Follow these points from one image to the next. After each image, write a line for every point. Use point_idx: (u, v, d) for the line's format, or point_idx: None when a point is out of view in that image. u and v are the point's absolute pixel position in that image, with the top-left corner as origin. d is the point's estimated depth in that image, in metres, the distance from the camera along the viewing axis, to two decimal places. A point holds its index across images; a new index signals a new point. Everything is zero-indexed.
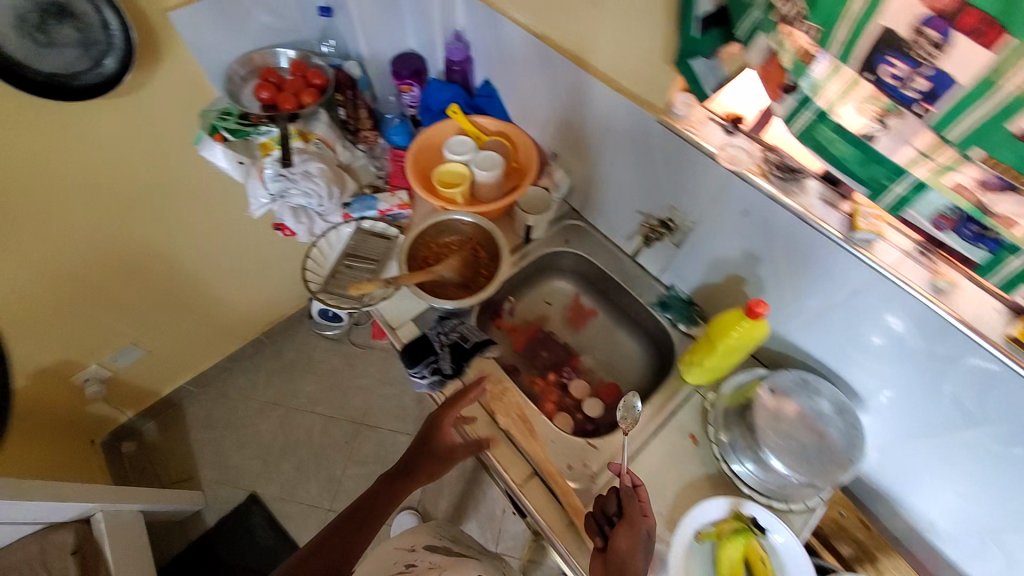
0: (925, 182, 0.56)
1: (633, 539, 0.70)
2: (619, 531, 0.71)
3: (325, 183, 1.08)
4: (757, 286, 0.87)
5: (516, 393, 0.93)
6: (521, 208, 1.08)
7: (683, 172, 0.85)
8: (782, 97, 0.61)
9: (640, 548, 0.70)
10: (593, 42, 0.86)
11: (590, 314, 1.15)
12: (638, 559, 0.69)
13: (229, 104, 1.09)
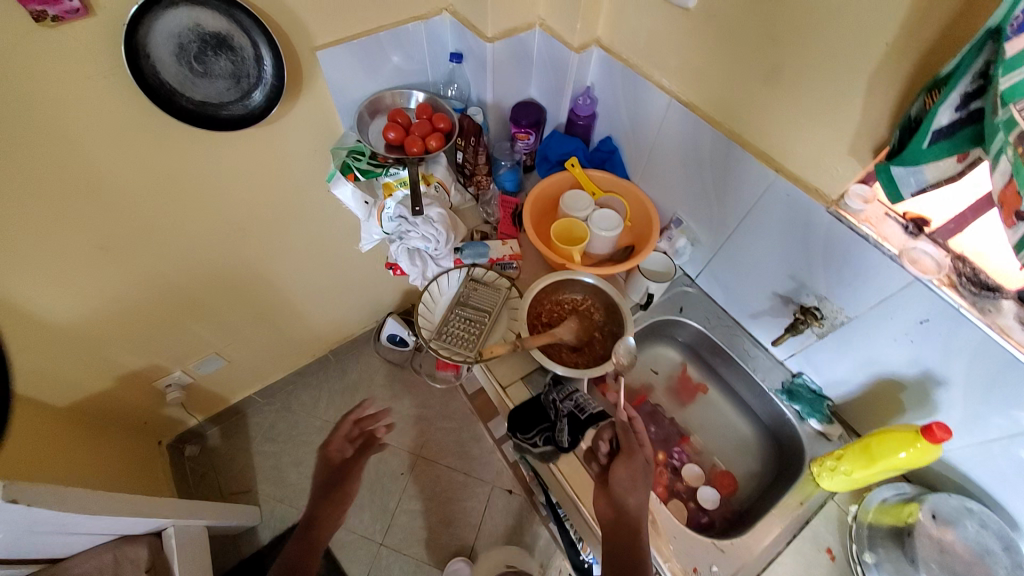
0: None
1: (632, 469, 0.79)
2: (620, 462, 0.80)
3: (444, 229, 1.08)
4: (918, 395, 0.80)
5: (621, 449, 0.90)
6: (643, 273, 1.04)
7: (847, 266, 0.79)
8: (1014, 223, 0.47)
9: (640, 478, 0.79)
10: (757, 120, 0.82)
11: (700, 390, 1.09)
12: (637, 486, 0.78)
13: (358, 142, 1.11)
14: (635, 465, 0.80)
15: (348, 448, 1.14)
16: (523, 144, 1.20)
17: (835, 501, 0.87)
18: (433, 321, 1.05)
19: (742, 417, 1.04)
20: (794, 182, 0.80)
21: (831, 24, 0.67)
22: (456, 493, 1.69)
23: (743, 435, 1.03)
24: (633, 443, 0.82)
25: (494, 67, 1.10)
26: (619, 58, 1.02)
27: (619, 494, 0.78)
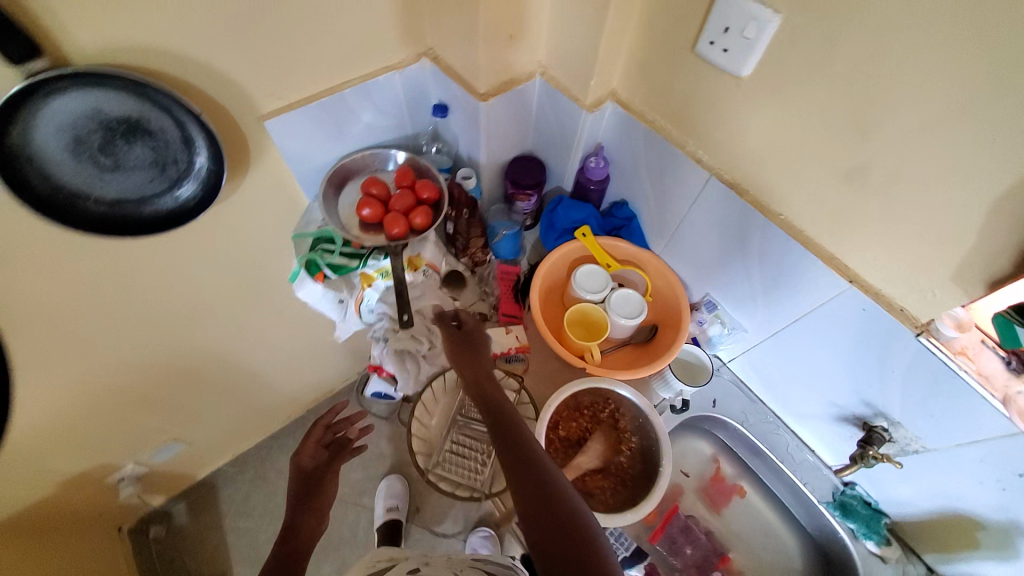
0: None
1: (459, 341, 0.86)
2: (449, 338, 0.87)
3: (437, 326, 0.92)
4: (999, 539, 0.69)
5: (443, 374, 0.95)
6: (675, 374, 0.91)
7: (930, 396, 0.66)
8: None
9: (465, 349, 0.85)
10: (829, 221, 0.66)
11: (735, 491, 0.96)
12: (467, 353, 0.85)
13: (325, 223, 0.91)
14: (462, 349, 0.85)
15: (321, 454, 0.96)
16: (523, 205, 1.03)
17: None
18: (431, 438, 0.91)
19: (784, 523, 0.93)
20: (871, 297, 0.66)
21: (950, 132, 0.51)
22: None
23: (787, 548, 0.91)
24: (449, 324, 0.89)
25: (488, 124, 0.91)
26: (643, 119, 0.84)
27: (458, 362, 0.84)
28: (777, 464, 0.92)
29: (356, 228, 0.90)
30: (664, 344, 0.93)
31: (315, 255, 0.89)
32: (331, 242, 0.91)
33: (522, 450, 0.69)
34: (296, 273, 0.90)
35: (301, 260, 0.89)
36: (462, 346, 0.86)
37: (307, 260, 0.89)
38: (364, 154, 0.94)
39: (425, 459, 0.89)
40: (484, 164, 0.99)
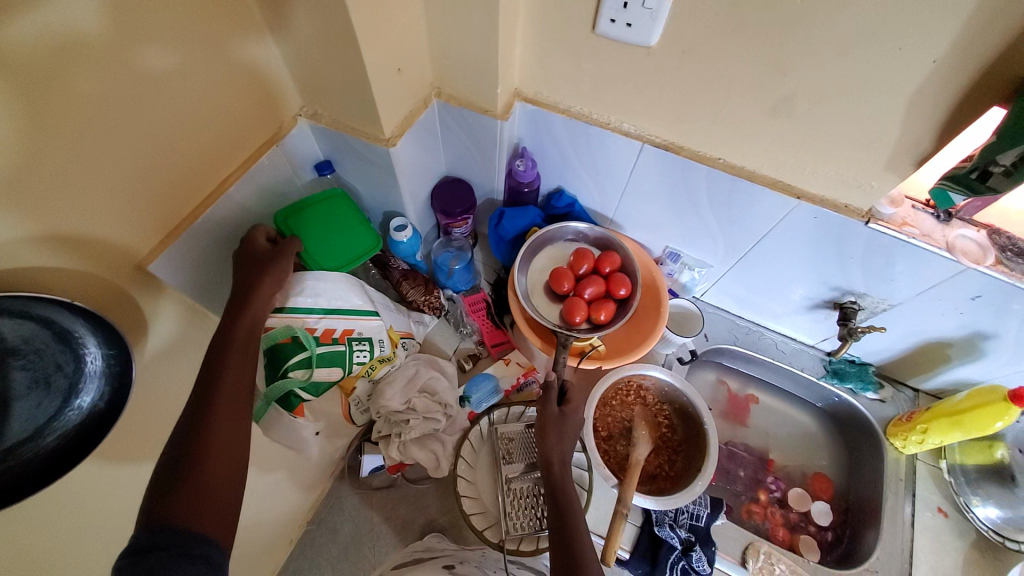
0: None
1: (560, 435, 0.75)
2: (548, 431, 0.75)
3: (445, 398, 0.89)
4: (964, 348, 0.83)
5: (388, 400, 0.85)
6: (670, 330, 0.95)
7: (888, 265, 0.75)
8: None
9: (568, 435, 0.76)
10: (769, 151, 0.71)
11: (750, 401, 1.06)
12: (563, 445, 0.74)
13: (287, 333, 0.76)
14: (550, 426, 0.76)
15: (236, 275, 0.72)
16: (462, 230, 0.96)
17: (922, 460, 0.92)
18: (488, 506, 0.86)
19: (794, 406, 1.05)
20: (820, 204, 0.72)
21: (857, 50, 0.56)
22: None
23: (807, 425, 1.04)
24: (547, 407, 0.77)
25: (404, 168, 0.83)
26: (557, 110, 0.80)
27: (549, 443, 0.74)
28: (775, 365, 1.01)
29: (321, 326, 0.80)
30: (648, 300, 0.94)
31: (289, 384, 0.76)
32: (298, 351, 0.77)
33: (562, 518, 0.68)
34: (266, 408, 0.77)
35: (272, 392, 0.75)
36: (553, 426, 0.76)
37: (279, 390, 0.76)
38: (549, 231, 0.93)
39: (498, 532, 0.84)
40: (408, 206, 0.91)
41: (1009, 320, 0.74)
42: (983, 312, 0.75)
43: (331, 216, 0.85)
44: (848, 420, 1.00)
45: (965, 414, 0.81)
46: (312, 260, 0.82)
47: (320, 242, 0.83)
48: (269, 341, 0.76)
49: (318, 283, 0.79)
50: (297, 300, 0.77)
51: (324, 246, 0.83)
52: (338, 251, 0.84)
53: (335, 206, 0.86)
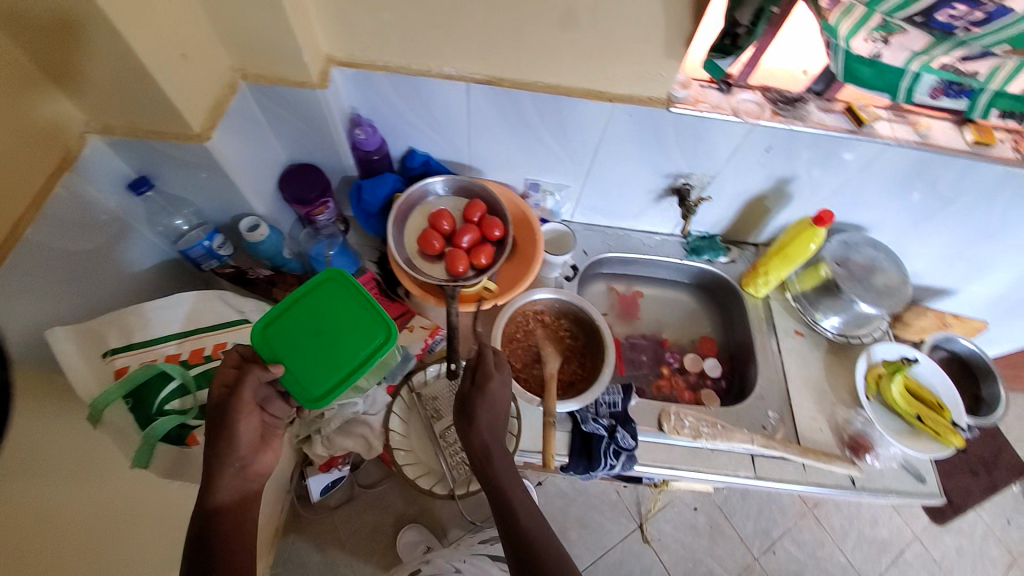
0: (921, 70, 0.70)
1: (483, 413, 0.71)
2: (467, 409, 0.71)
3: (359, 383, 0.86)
4: (777, 195, 0.99)
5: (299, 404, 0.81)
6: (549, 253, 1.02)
7: (699, 142, 0.88)
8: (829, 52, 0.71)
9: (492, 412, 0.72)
10: (575, 63, 0.77)
11: (637, 296, 1.19)
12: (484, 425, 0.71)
13: (148, 368, 0.70)
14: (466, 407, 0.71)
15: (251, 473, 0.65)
16: (326, 216, 0.93)
17: (776, 298, 1.09)
18: (432, 467, 0.88)
19: (672, 290, 1.20)
20: (629, 102, 0.81)
21: None
22: None
23: (686, 302, 1.19)
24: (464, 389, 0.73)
25: (232, 162, 0.78)
26: (375, 68, 0.79)
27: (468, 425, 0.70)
28: (646, 258, 1.13)
29: (184, 347, 0.75)
30: (524, 230, 0.99)
31: (167, 420, 0.68)
32: (166, 380, 0.71)
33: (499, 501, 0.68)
34: (148, 451, 0.68)
35: (151, 432, 0.67)
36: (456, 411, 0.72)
37: (158, 428, 0.68)
38: (407, 195, 0.92)
39: (445, 484, 0.87)
40: (254, 203, 0.86)
41: (800, 160, 0.90)
42: (776, 160, 0.90)
43: (320, 306, 0.74)
44: (713, 286, 1.16)
45: (787, 247, 0.97)
46: (301, 387, 0.69)
47: (304, 363, 0.70)
48: (127, 384, 0.68)
49: (167, 309, 0.75)
50: (146, 333, 0.73)
51: (313, 364, 0.71)
52: (332, 375, 0.71)
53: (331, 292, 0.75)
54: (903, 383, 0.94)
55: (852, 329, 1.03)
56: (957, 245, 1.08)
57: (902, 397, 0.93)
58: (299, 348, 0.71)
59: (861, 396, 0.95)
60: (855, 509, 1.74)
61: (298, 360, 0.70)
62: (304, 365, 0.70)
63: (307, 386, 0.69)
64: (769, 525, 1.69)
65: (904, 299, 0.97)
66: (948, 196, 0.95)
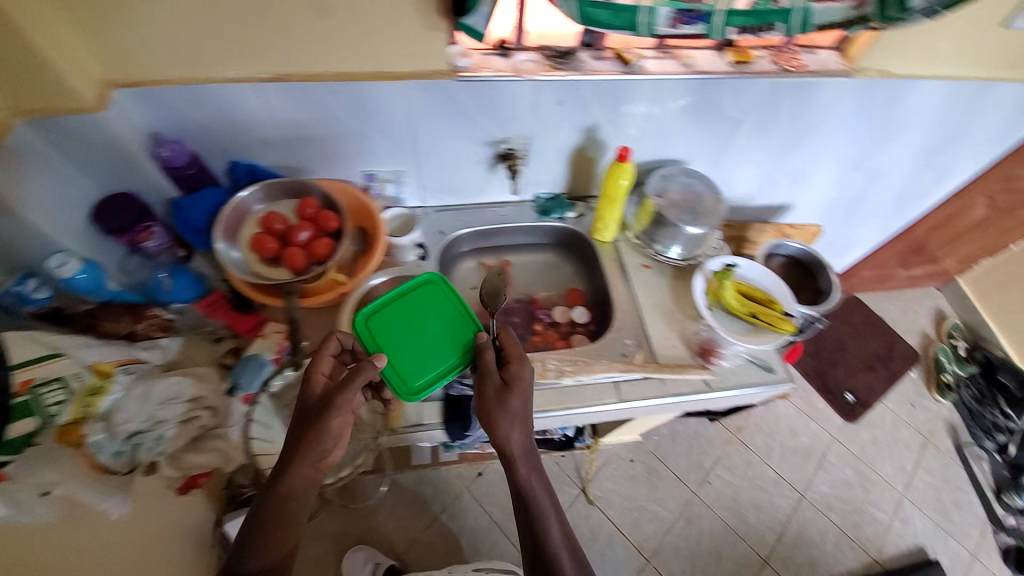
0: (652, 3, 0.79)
1: (511, 410, 0.80)
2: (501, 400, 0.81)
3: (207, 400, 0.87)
4: (594, 144, 1.08)
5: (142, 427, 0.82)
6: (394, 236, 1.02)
7: (498, 105, 0.95)
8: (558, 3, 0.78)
9: (516, 417, 0.81)
10: (350, 47, 0.83)
11: (506, 266, 1.24)
12: (518, 428, 0.81)
13: None
14: (496, 405, 0.80)
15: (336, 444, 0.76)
16: (154, 242, 0.92)
17: (624, 240, 1.17)
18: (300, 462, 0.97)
19: (537, 253, 1.26)
20: (416, 78, 0.88)
21: None
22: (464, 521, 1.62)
23: (552, 261, 1.26)
24: (491, 386, 0.82)
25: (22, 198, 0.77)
26: (161, 85, 0.83)
27: (496, 423, 0.80)
28: (502, 227, 1.19)
29: None
30: (363, 219, 1.03)
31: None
32: None
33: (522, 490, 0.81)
34: None
35: None
36: (493, 396, 0.81)
37: None
38: (235, 204, 0.93)
39: None
40: (65, 238, 0.84)
41: (594, 107, 0.98)
42: (574, 111, 0.98)
43: (421, 305, 0.92)
44: (571, 241, 1.23)
45: (608, 189, 1.04)
46: (401, 378, 0.85)
47: (410, 357, 0.87)
48: None
49: None
50: None
51: (412, 360, 0.86)
52: (433, 368, 0.86)
53: (429, 295, 0.93)
54: (735, 288, 1.03)
55: (689, 251, 1.13)
56: (767, 160, 1.22)
57: (736, 299, 1.02)
58: (398, 344, 0.87)
59: (703, 307, 1.03)
60: (774, 425, 1.89)
61: (406, 356, 0.87)
62: (412, 360, 0.86)
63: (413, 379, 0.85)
64: (701, 457, 1.80)
65: (720, 217, 1.09)
66: (736, 115, 1.07)
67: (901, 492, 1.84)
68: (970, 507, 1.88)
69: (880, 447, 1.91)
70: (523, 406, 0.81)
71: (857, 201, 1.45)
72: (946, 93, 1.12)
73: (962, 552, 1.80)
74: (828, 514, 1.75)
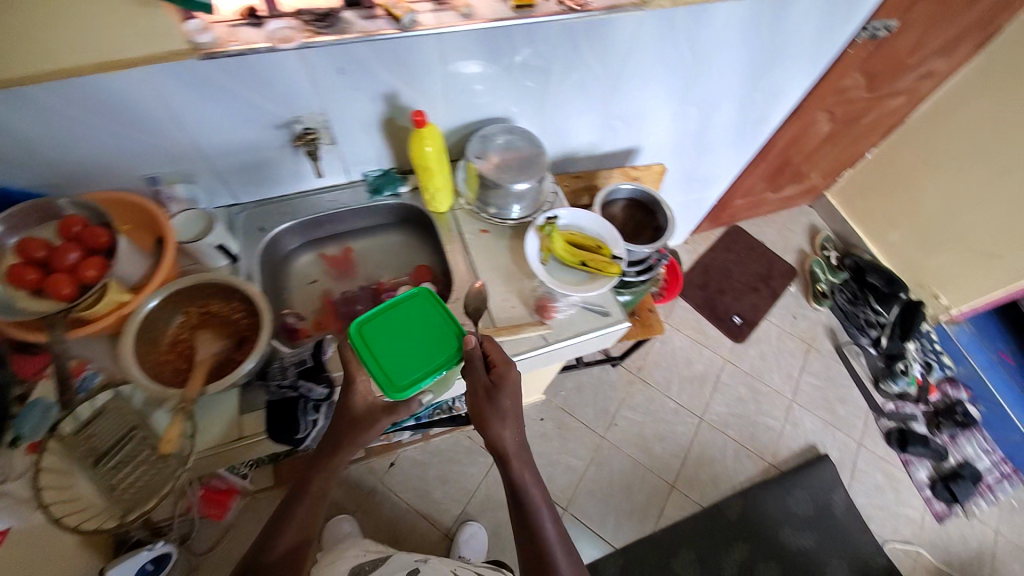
0: None
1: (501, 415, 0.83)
2: (493, 397, 0.83)
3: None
4: (402, 113, 1.01)
5: None
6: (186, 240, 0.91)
7: (269, 83, 0.86)
8: None
9: (508, 418, 0.84)
10: (51, 35, 0.71)
11: (349, 253, 1.16)
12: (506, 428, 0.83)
13: None
14: (488, 401, 0.83)
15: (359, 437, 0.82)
16: None
17: (460, 209, 1.13)
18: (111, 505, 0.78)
19: (380, 234, 1.20)
20: (155, 62, 0.77)
21: None
22: (379, 513, 1.61)
23: (396, 240, 1.20)
24: (480, 382, 0.84)
25: None
26: None
27: (484, 424, 0.83)
28: (331, 213, 1.10)
29: None
30: (142, 222, 0.93)
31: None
32: None
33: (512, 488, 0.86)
34: None
35: None
36: (483, 398, 0.83)
37: None
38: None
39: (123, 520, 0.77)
40: None
41: (380, 70, 0.91)
42: (360, 77, 0.91)
43: (412, 313, 0.86)
44: (411, 217, 1.18)
45: (418, 159, 0.98)
46: (388, 377, 0.79)
47: (395, 358, 0.81)
48: None
49: None
50: None
51: (400, 361, 0.81)
52: (418, 368, 0.81)
53: (421, 301, 0.88)
54: (562, 239, 1.05)
55: (524, 209, 1.10)
56: (593, 104, 1.21)
57: (564, 249, 1.04)
58: (389, 344, 0.82)
59: (536, 264, 1.02)
60: (670, 358, 2.06)
61: (389, 357, 0.81)
62: (395, 363, 0.81)
63: (400, 380, 0.80)
64: (606, 404, 1.92)
65: (547, 170, 1.10)
66: (539, 63, 1.04)
67: (789, 397, 2.05)
68: (852, 399, 2.08)
69: (767, 361, 2.11)
70: (513, 405, 0.85)
71: (702, 130, 1.48)
72: (747, 10, 1.10)
73: (848, 441, 1.99)
74: (727, 431, 1.94)
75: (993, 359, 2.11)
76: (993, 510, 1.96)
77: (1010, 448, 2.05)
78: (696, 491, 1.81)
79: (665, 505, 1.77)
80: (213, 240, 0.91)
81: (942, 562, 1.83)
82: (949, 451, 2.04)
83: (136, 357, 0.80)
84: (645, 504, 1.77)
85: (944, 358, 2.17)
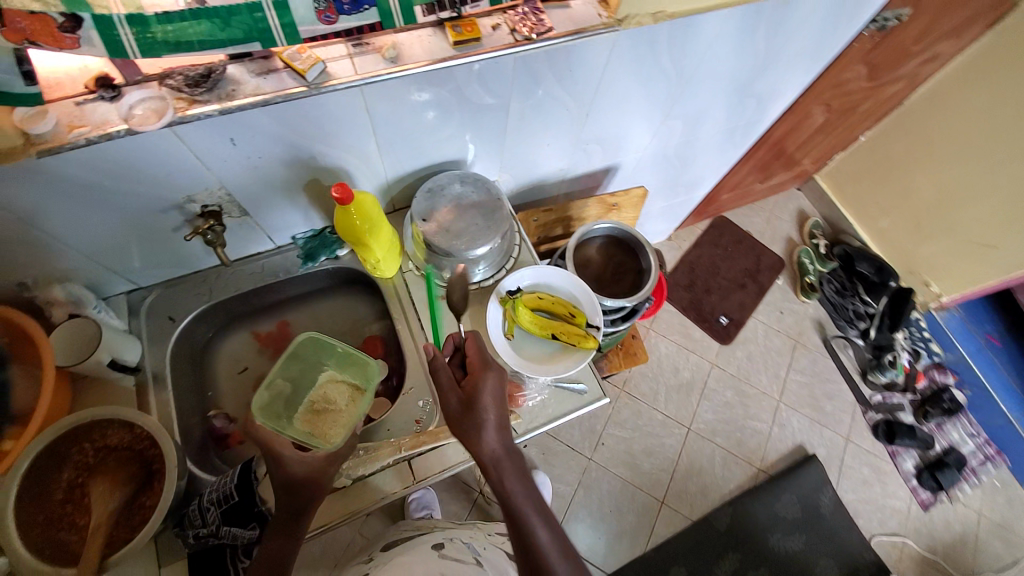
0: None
1: (480, 420, 0.71)
2: (459, 403, 0.73)
3: None
4: (326, 173, 0.83)
5: None
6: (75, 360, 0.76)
7: (142, 167, 0.67)
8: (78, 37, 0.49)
9: (487, 425, 0.71)
10: None
11: (284, 328, 1.01)
12: (486, 436, 0.70)
13: None
14: (459, 406, 0.72)
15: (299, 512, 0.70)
16: None
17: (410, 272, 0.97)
18: None
19: (321, 299, 1.04)
20: None
21: None
22: None
23: (340, 304, 1.05)
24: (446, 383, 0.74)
25: None
26: None
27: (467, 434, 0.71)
28: (257, 288, 0.94)
29: None
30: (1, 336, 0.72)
31: None
32: None
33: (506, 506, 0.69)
34: None
35: None
36: (455, 407, 0.73)
37: None
38: None
39: None
40: None
41: (289, 133, 0.72)
42: (264, 144, 0.72)
43: None
44: (355, 280, 1.02)
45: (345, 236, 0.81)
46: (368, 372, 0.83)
47: None
48: None
49: None
50: None
51: None
52: None
53: None
54: (527, 308, 0.90)
55: (483, 270, 0.95)
56: (563, 133, 1.03)
57: (533, 321, 0.89)
58: None
59: (500, 341, 0.89)
60: (655, 368, 1.97)
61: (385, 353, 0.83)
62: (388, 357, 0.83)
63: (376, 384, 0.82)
64: (593, 423, 1.84)
65: (511, 221, 0.94)
66: (495, 101, 0.85)
67: (777, 398, 1.99)
68: (840, 395, 2.03)
69: (755, 362, 2.03)
70: (498, 412, 0.73)
71: (687, 140, 1.31)
72: (741, 18, 0.91)
73: (836, 439, 1.96)
74: (715, 439, 1.88)
75: (979, 344, 2.07)
76: (977, 493, 1.94)
77: (993, 431, 2.03)
78: (686, 505, 1.78)
79: (655, 524, 1.74)
80: (103, 356, 0.76)
81: (929, 552, 1.85)
82: (935, 438, 2.00)
83: (23, 532, 0.66)
84: (636, 524, 1.73)
85: (932, 345, 2.10)
